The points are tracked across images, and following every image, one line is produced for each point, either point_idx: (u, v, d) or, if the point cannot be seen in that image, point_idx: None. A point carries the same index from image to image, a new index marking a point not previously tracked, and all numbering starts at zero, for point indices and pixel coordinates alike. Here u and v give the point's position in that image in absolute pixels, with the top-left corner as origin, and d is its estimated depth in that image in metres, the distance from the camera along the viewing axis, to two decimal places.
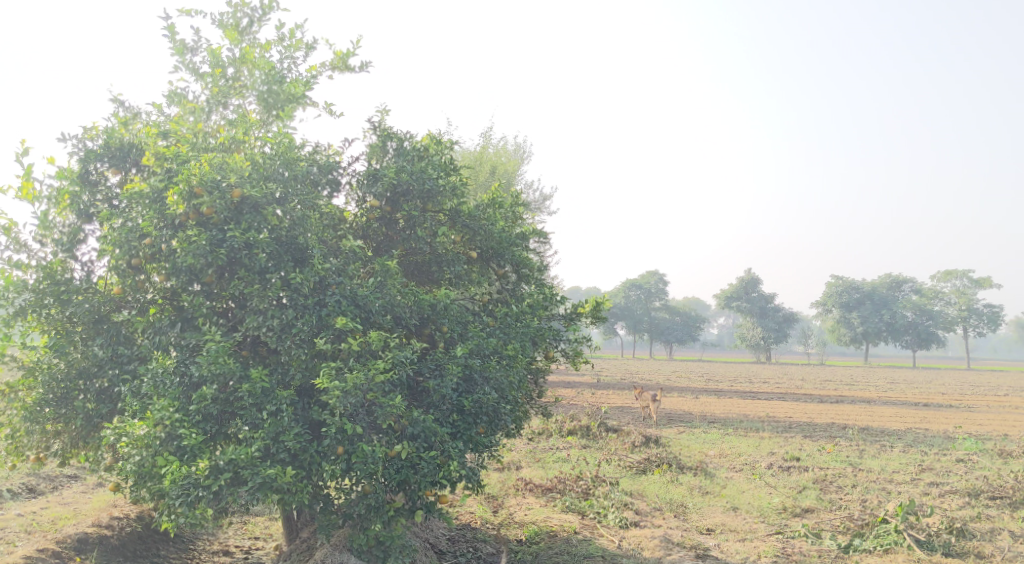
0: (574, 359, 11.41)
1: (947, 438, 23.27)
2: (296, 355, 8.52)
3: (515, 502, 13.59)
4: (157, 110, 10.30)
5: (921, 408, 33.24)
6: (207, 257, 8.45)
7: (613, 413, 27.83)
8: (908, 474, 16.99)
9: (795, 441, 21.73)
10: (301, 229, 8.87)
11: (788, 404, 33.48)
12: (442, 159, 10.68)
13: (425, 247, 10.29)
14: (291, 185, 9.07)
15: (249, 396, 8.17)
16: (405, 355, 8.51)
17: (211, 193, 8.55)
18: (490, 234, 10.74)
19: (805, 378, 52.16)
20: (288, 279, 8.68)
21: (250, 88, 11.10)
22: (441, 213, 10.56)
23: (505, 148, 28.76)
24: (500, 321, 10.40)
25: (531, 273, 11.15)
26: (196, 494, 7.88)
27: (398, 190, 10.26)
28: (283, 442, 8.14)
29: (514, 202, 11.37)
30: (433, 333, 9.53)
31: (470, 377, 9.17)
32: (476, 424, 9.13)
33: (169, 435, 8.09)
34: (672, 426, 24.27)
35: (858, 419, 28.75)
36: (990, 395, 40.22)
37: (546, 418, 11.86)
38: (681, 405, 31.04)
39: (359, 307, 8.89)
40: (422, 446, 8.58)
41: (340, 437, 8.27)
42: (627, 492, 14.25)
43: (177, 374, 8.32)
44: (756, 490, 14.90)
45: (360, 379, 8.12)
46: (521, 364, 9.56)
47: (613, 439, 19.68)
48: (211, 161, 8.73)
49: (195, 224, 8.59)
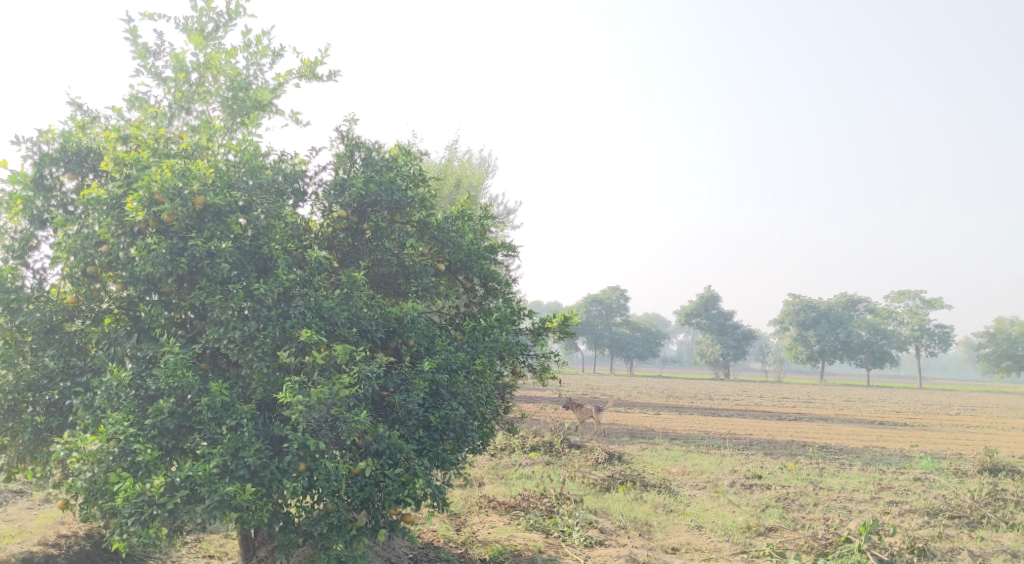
0: (542, 375, 11.29)
1: (904, 457, 23.59)
2: (258, 367, 8.27)
3: (478, 520, 13.38)
4: (119, 115, 9.94)
5: (877, 426, 33.72)
6: (167, 266, 8.17)
7: (575, 428, 27.75)
8: (868, 493, 17.14)
9: (756, 459, 21.84)
10: (265, 239, 8.64)
11: (748, 421, 33.74)
12: (411, 170, 10.52)
13: (392, 259, 10.10)
14: (256, 193, 8.83)
15: (208, 410, 7.90)
16: (372, 369, 8.31)
17: (172, 200, 8.28)
18: (458, 247, 10.60)
19: (764, 395, 52.70)
20: (251, 289, 8.41)
21: (215, 94, 10.84)
22: (409, 224, 10.39)
23: (470, 162, 28.69)
24: (468, 335, 10.27)
25: (499, 287, 11.01)
26: (150, 513, 7.55)
27: (366, 200, 10.08)
28: (242, 458, 7.84)
29: (483, 214, 11.23)
30: (399, 346, 9.33)
31: (437, 392, 8.98)
32: (443, 440, 8.94)
33: (123, 450, 7.77)
34: (635, 443, 24.25)
35: (817, 437, 29.04)
36: (943, 414, 40.96)
37: (513, 434, 11.70)
38: (643, 421, 31.06)
39: (324, 320, 8.68)
40: (387, 463, 8.36)
41: (303, 454, 8.01)
42: (591, 510, 14.13)
43: (132, 387, 8.00)
44: (720, 509, 14.88)
45: (325, 393, 7.89)
46: (489, 379, 9.41)
47: (577, 455, 19.55)
48: (173, 167, 8.45)
49: (154, 232, 8.31)
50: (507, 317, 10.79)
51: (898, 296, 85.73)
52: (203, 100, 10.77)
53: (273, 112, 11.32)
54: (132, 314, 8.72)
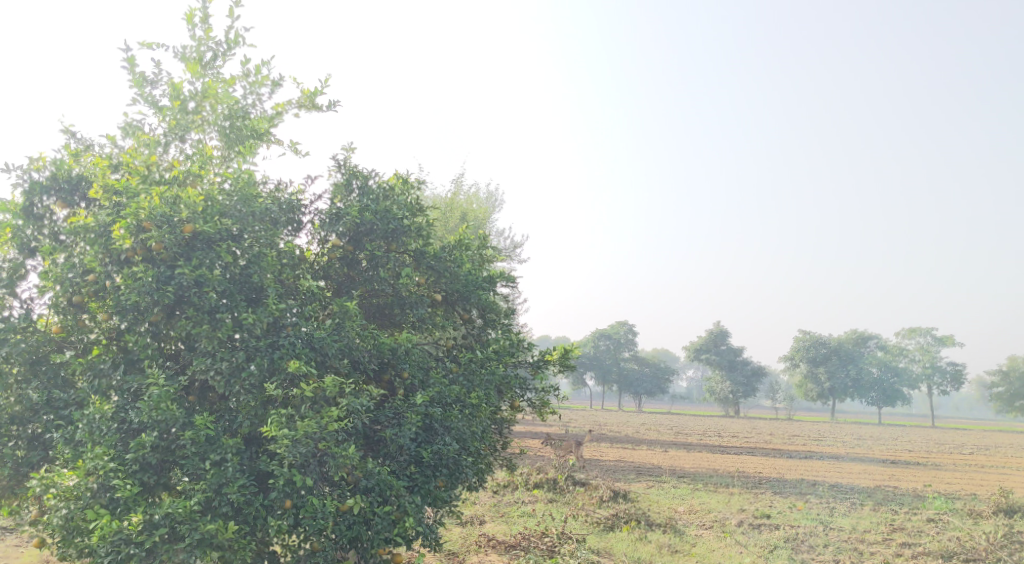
0: (541, 410, 11.03)
1: (917, 496, 23.04)
2: (245, 400, 8.04)
3: (477, 560, 13.00)
4: (113, 143, 9.79)
5: (889, 465, 33.09)
6: (154, 295, 7.98)
7: (580, 465, 27.29)
8: (880, 533, 16.68)
9: (765, 498, 21.36)
10: (256, 267, 8.47)
11: (758, 459, 33.18)
12: (408, 199, 10.37)
13: (387, 289, 9.92)
14: (248, 221, 8.68)
15: (192, 444, 7.67)
16: (362, 402, 8.07)
17: (160, 227, 8.11)
18: (455, 277, 10.45)
19: (774, 433, 51.96)
20: (239, 319, 8.21)
21: (212, 123, 10.72)
22: (405, 253, 10.20)
23: (475, 195, 28.62)
24: (464, 367, 10.03)
25: (497, 319, 10.81)
26: (127, 552, 7.26)
27: (362, 229, 9.95)
28: (226, 494, 7.57)
29: (482, 244, 11.05)
30: (392, 379, 9.14)
31: (430, 427, 8.72)
32: (435, 476, 8.65)
33: (102, 486, 7.51)
34: (641, 480, 23.78)
35: (828, 475, 28.47)
36: (957, 453, 40.25)
37: (511, 471, 11.39)
38: (650, 458, 30.56)
39: (315, 351, 8.47)
40: (377, 500, 8.07)
41: (289, 490, 7.74)
42: (593, 550, 13.75)
43: (115, 420, 7.76)
44: (726, 549, 14.45)
45: (312, 427, 7.65)
46: (484, 414, 9.15)
47: (581, 493, 19.12)
48: (163, 194, 8.31)
49: (142, 260, 8.14)
50: (505, 349, 10.55)
51: (909, 333, 84.98)
52: (198, 128, 10.63)
53: (270, 141, 11.16)
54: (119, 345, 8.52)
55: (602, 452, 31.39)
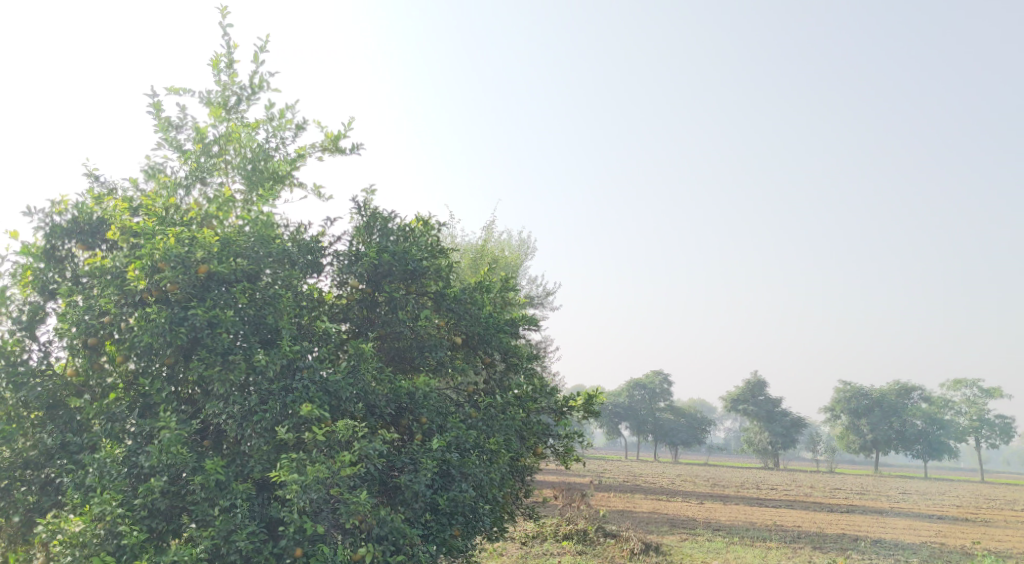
0: (565, 457, 10.73)
1: (966, 554, 22.02)
2: (257, 444, 7.86)
3: None
4: (134, 186, 9.83)
5: (936, 521, 31.83)
6: (167, 336, 7.90)
7: (613, 516, 26.59)
8: None
9: (804, 553, 20.56)
10: (271, 308, 8.38)
11: (797, 512, 32.12)
12: (428, 241, 10.33)
13: (406, 331, 9.79)
14: (264, 262, 8.62)
15: (201, 489, 7.47)
16: (375, 447, 7.84)
17: (174, 268, 8.08)
18: (475, 319, 10.30)
19: (814, 485, 50.46)
20: (253, 361, 8.09)
21: (234, 166, 10.77)
22: (426, 296, 10.15)
23: (505, 242, 28.60)
24: (483, 412, 9.78)
25: (519, 362, 10.59)
26: None
27: (381, 270, 9.85)
28: (234, 542, 7.33)
29: (504, 287, 10.89)
30: (410, 424, 8.93)
31: (447, 473, 8.45)
32: (451, 525, 8.34)
33: (109, 532, 7.32)
34: (675, 533, 23.07)
35: (872, 530, 27.42)
36: (1007, 509, 38.68)
37: (534, 520, 11.02)
38: (685, 510, 29.71)
39: (329, 394, 8.30)
40: (390, 549, 7.78)
41: (299, 538, 7.49)
42: None
43: (125, 464, 7.61)
44: None
45: (323, 471, 7.42)
46: (503, 460, 8.87)
47: (611, 545, 18.53)
48: (179, 235, 8.30)
49: (156, 301, 8.09)
50: (527, 395, 10.38)
51: (953, 383, 82.71)
52: (219, 171, 10.65)
53: (291, 184, 11.17)
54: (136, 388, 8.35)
55: (635, 503, 30.61)
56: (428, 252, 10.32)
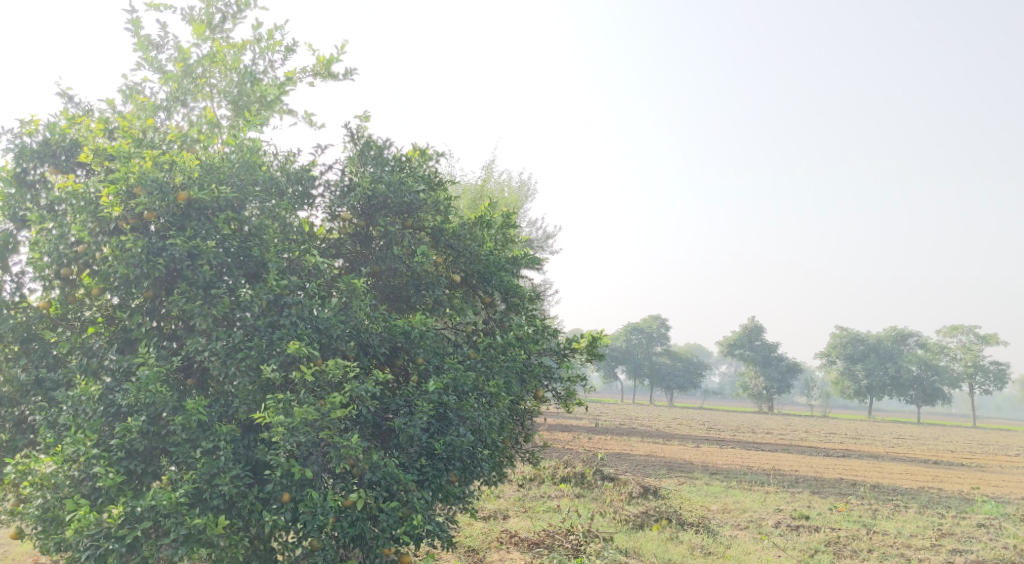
0: (566, 401, 10.28)
1: (964, 500, 21.90)
2: (242, 384, 7.38)
3: (498, 558, 12.26)
4: (111, 107, 9.13)
5: (932, 466, 31.80)
6: (143, 267, 7.37)
7: (610, 460, 26.46)
8: (926, 539, 15.69)
9: (803, 497, 20.41)
10: (256, 240, 7.86)
11: (793, 456, 32.09)
12: (425, 172, 9.75)
13: (401, 268, 9.25)
14: (247, 190, 8.05)
15: (183, 430, 7.02)
16: (367, 388, 7.40)
17: (151, 193, 7.51)
18: (475, 256, 9.78)
19: (809, 430, 50.67)
20: (237, 296, 7.58)
21: (218, 88, 10.06)
22: (422, 231, 9.62)
23: (505, 183, 27.95)
24: (483, 353, 9.33)
25: (520, 303, 10.10)
26: (105, 548, 6.57)
27: (374, 202, 9.29)
28: (217, 486, 6.89)
29: (505, 223, 10.36)
30: (405, 365, 8.47)
31: (444, 416, 8.01)
32: (448, 470, 7.92)
33: (84, 475, 6.95)
34: (673, 476, 22.94)
35: (869, 475, 27.36)
36: (1002, 455, 38.77)
37: (534, 465, 10.62)
38: (683, 454, 29.61)
39: (319, 333, 7.82)
40: (383, 495, 7.35)
41: (287, 482, 7.07)
42: (621, 550, 12.96)
43: (101, 402, 7.15)
44: (763, 552, 13.60)
45: (311, 413, 6.97)
46: (503, 404, 8.43)
47: (609, 488, 18.31)
48: (156, 159, 7.71)
49: (132, 230, 7.53)
50: (528, 336, 9.83)
51: (951, 331, 82.71)
52: (202, 93, 9.94)
53: (280, 110, 10.50)
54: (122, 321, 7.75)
55: (632, 446, 30.54)
56: (425, 184, 9.74)
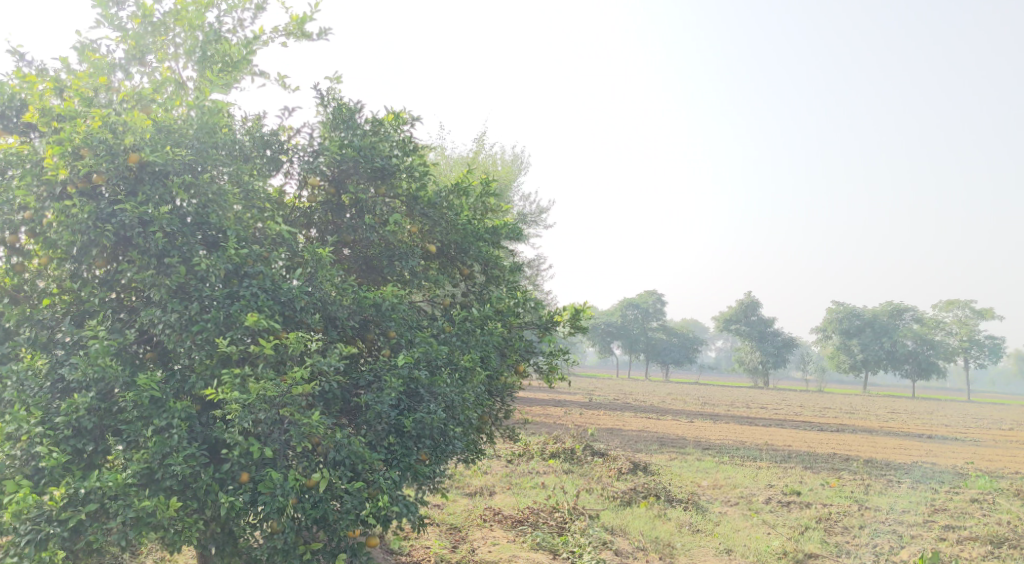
0: (548, 376, 9.86)
1: (958, 475, 21.65)
2: (198, 358, 6.99)
3: (480, 536, 11.93)
4: (65, 65, 8.61)
5: (926, 441, 31.60)
6: (91, 234, 6.97)
7: (602, 435, 26.18)
8: (919, 514, 15.43)
9: (795, 473, 20.18)
10: (214, 207, 7.44)
11: (787, 431, 31.88)
12: (399, 138, 9.25)
13: (373, 237, 8.82)
14: (207, 154, 7.59)
15: (134, 407, 6.64)
16: (330, 363, 7.00)
17: (99, 155, 7.08)
18: (451, 226, 9.33)
19: (804, 405, 50.52)
20: (193, 265, 7.16)
21: (182, 47, 9.54)
22: (397, 198, 9.17)
23: (497, 156, 27.45)
24: (459, 327, 8.91)
25: (501, 274, 9.67)
26: (46, 532, 6.28)
27: (344, 166, 8.81)
28: (170, 466, 6.52)
29: (485, 191, 9.91)
30: (376, 339, 8.09)
31: (415, 392, 7.63)
32: (418, 448, 7.55)
33: (27, 455, 6.62)
34: (665, 452, 22.67)
35: (862, 450, 27.16)
36: (994, 428, 38.67)
37: (514, 441, 10.26)
38: (676, 429, 29.36)
39: (282, 304, 7.42)
40: (347, 475, 7.01)
41: (245, 462, 6.72)
42: (606, 528, 12.65)
43: (47, 378, 6.78)
44: (753, 530, 13.30)
45: (268, 389, 6.58)
46: (478, 379, 8.04)
47: (598, 464, 18.04)
48: (106, 118, 7.26)
49: (80, 194, 7.11)
50: (509, 309, 9.41)
51: (948, 306, 82.85)
52: (164, 52, 9.40)
53: (249, 71, 9.99)
54: (77, 291, 7.34)
55: (625, 422, 30.29)
56: (398, 149, 9.25)
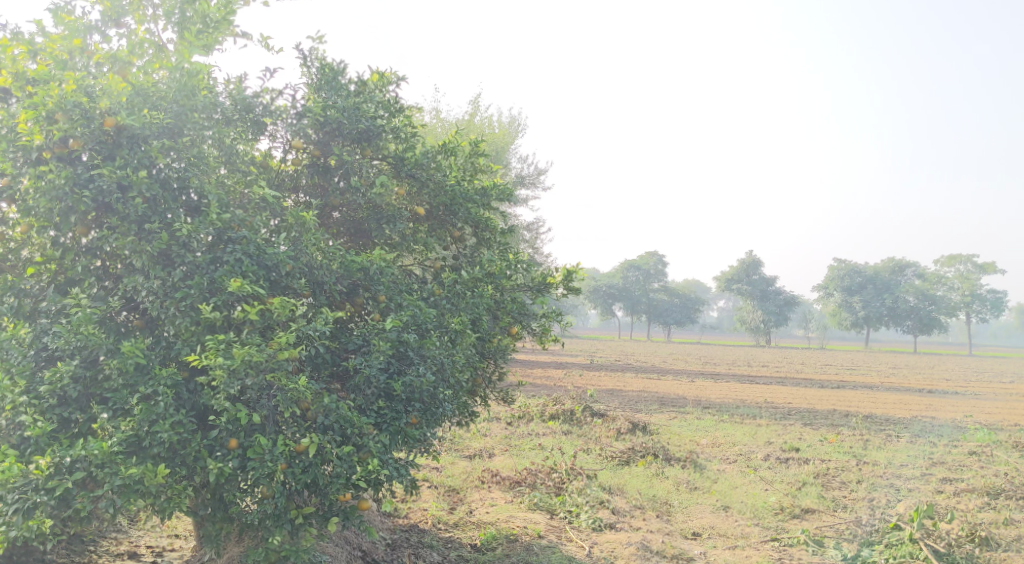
0: (542, 337, 9.77)
1: (956, 428, 21.68)
2: (183, 325, 6.91)
3: (478, 497, 11.96)
4: (39, 29, 8.43)
5: (926, 395, 31.68)
6: (69, 200, 6.88)
7: (602, 396, 26.25)
8: (917, 468, 15.48)
9: (794, 429, 20.22)
10: (195, 171, 7.35)
11: (787, 389, 31.97)
12: (384, 98, 9.05)
13: (360, 200, 8.68)
14: (186, 117, 7.42)
15: (120, 374, 6.61)
16: (316, 328, 6.92)
17: (74, 119, 6.96)
18: (440, 187, 9.18)
19: (805, 362, 50.68)
20: (174, 231, 7.05)
21: (161, 8, 9.31)
22: (383, 160, 9.00)
23: (492, 119, 27.20)
24: (449, 289, 8.81)
25: (491, 236, 9.53)
26: (34, 501, 6.31)
27: (328, 128, 8.60)
28: (157, 433, 6.50)
29: (473, 152, 9.73)
30: (365, 303, 8.02)
31: (404, 355, 7.56)
32: (408, 412, 7.51)
33: (13, 424, 6.62)
34: (664, 411, 22.73)
35: (863, 405, 27.22)
36: (994, 382, 38.75)
37: (508, 403, 10.22)
38: (675, 389, 29.45)
39: (267, 270, 7.32)
40: (337, 440, 6.96)
41: (234, 428, 6.68)
42: (604, 487, 12.68)
43: (32, 347, 6.76)
44: (750, 486, 13.33)
45: (253, 355, 6.50)
46: (467, 342, 8.02)
47: (598, 424, 18.08)
48: (80, 81, 7.13)
49: (57, 160, 7.01)
50: (501, 271, 9.21)
51: (948, 260, 82.87)
52: (141, 14, 9.16)
53: (231, 32, 9.75)
54: (60, 260, 7.23)
55: (625, 382, 30.38)
56: (384, 110, 9.05)
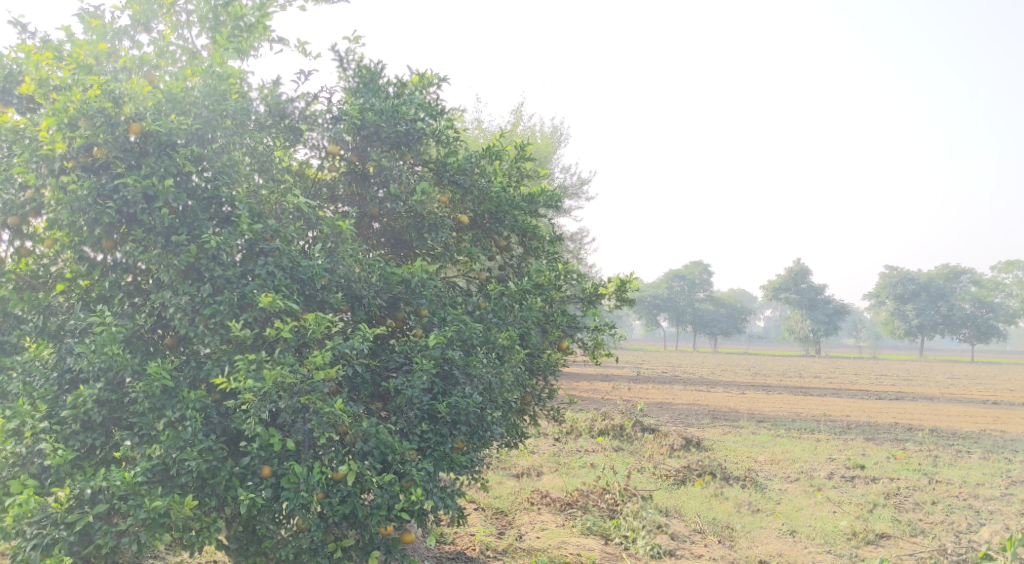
0: (594, 352, 9.13)
1: None
2: (212, 344, 6.47)
3: (528, 521, 11.36)
4: (68, 36, 8.09)
5: (993, 407, 30.23)
6: (91, 212, 6.49)
7: (651, 410, 25.38)
8: (995, 488, 14.44)
9: (857, 445, 19.22)
10: (225, 180, 6.92)
11: (844, 401, 30.71)
12: (425, 100, 8.54)
13: (400, 208, 8.17)
14: (217, 122, 6.99)
15: (146, 398, 6.17)
16: (354, 346, 6.40)
17: (97, 126, 6.58)
18: (484, 194, 8.61)
19: (860, 373, 49.04)
20: (203, 244, 6.60)
21: (194, 14, 8.94)
22: (424, 165, 8.50)
23: (534, 128, 26.63)
24: (494, 302, 8.24)
25: (540, 245, 8.91)
26: (52, 537, 5.88)
27: (365, 132, 8.12)
28: (185, 461, 6.04)
29: (519, 156, 9.15)
30: (407, 318, 7.50)
31: (449, 374, 7.01)
32: (453, 435, 6.95)
33: (33, 452, 6.22)
34: (718, 426, 21.85)
35: (925, 418, 26.02)
36: None
37: (560, 422, 9.60)
38: (728, 402, 28.50)
39: (302, 283, 6.83)
40: (377, 467, 6.43)
41: (266, 455, 6.20)
42: (661, 510, 11.97)
43: (55, 370, 6.37)
44: (817, 508, 12.49)
45: (285, 376, 5.99)
46: (516, 358, 7.45)
47: (650, 441, 17.33)
48: (104, 85, 6.74)
49: (81, 169, 6.64)
50: (549, 281, 8.61)
51: (1005, 266, 80.15)
52: (174, 19, 8.79)
53: (266, 36, 9.32)
54: (87, 276, 6.86)
55: (675, 395, 29.49)
56: (425, 112, 8.51)
